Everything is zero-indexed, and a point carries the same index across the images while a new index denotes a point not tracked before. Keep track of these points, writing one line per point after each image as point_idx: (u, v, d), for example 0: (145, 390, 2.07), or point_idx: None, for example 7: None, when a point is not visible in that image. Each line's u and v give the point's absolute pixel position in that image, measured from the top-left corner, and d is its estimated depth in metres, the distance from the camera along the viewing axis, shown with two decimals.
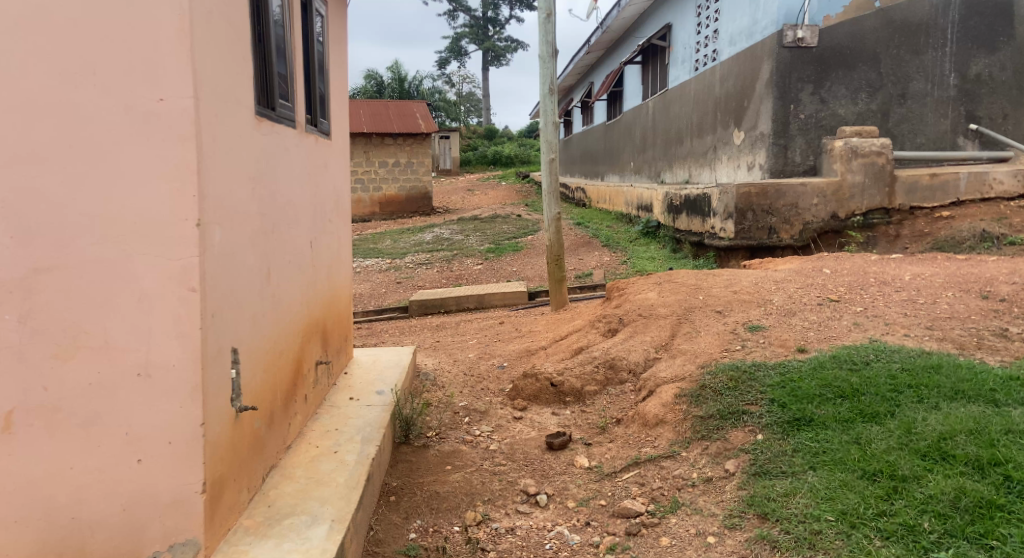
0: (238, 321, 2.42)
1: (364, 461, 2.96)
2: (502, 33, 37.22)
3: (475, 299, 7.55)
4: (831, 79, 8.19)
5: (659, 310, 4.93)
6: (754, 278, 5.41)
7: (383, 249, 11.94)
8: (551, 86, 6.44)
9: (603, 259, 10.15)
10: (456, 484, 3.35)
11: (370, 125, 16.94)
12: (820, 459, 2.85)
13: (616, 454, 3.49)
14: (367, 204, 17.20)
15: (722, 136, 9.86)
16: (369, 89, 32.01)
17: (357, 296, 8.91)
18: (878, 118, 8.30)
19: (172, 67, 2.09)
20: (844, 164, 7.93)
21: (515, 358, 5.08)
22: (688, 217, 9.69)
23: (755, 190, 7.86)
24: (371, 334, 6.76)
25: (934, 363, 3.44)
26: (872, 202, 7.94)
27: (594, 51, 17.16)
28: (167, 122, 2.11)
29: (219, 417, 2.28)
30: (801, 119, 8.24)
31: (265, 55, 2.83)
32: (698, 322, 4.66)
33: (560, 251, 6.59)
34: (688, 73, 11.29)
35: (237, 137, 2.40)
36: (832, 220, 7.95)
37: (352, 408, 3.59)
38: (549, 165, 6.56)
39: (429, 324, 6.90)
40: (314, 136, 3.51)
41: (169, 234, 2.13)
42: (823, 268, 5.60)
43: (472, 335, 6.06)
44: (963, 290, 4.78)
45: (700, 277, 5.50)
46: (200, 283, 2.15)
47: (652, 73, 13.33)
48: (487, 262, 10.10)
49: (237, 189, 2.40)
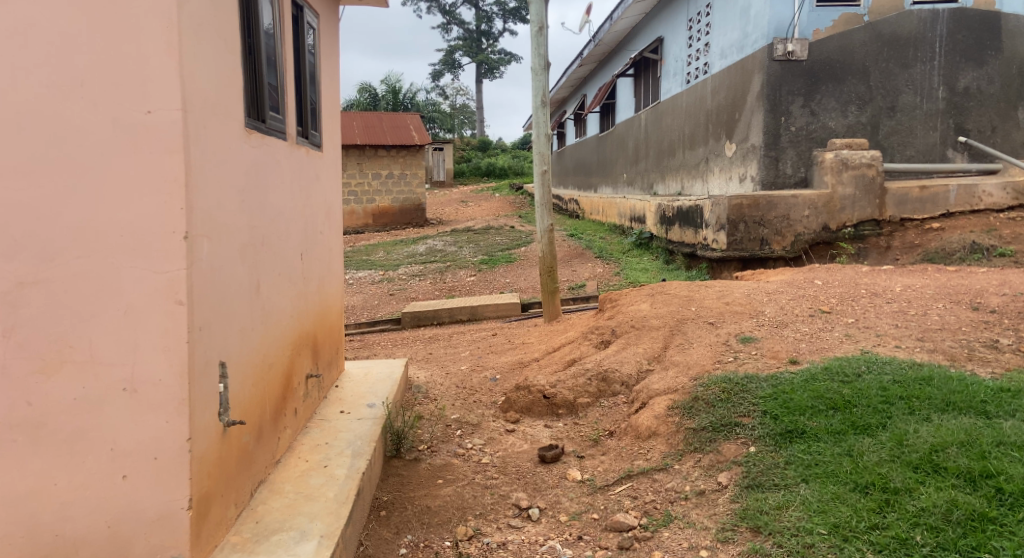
0: (227, 335, 2.40)
1: (354, 475, 2.93)
2: (495, 46, 37.43)
3: (468, 311, 7.53)
4: (820, 92, 8.31)
5: (651, 322, 4.92)
6: (746, 289, 5.42)
7: (376, 261, 11.94)
8: (544, 98, 6.48)
9: (597, 270, 10.17)
10: (447, 499, 3.32)
11: (364, 137, 16.97)
12: (813, 471, 2.84)
13: (609, 467, 3.48)
14: (360, 215, 17.22)
15: (713, 149, 9.94)
16: (363, 101, 32.18)
17: (350, 307, 8.89)
18: (867, 130, 8.40)
19: (160, 79, 2.08)
20: (835, 176, 8.00)
21: (507, 370, 5.06)
22: (681, 228, 9.75)
23: (747, 202, 7.91)
24: (364, 346, 6.73)
25: (926, 376, 3.44)
26: (863, 214, 8.02)
27: (587, 64, 17.23)
28: (155, 134, 2.09)
29: (206, 432, 2.25)
30: (792, 131, 8.35)
31: (257, 66, 2.83)
32: (690, 333, 4.66)
33: (553, 262, 6.59)
34: (680, 86, 11.37)
35: (225, 149, 2.39)
36: (823, 231, 8.01)
37: (342, 422, 3.56)
38: (541, 177, 6.57)
39: (422, 335, 6.89)
40: (305, 148, 3.50)
41: (157, 247, 2.11)
42: (815, 279, 5.61)
43: (465, 347, 6.03)
44: (953, 302, 4.80)
45: (693, 289, 5.50)
46: (187, 296, 2.13)
47: (644, 86, 13.39)
48: (480, 273, 10.11)
49: (226, 202, 2.39)
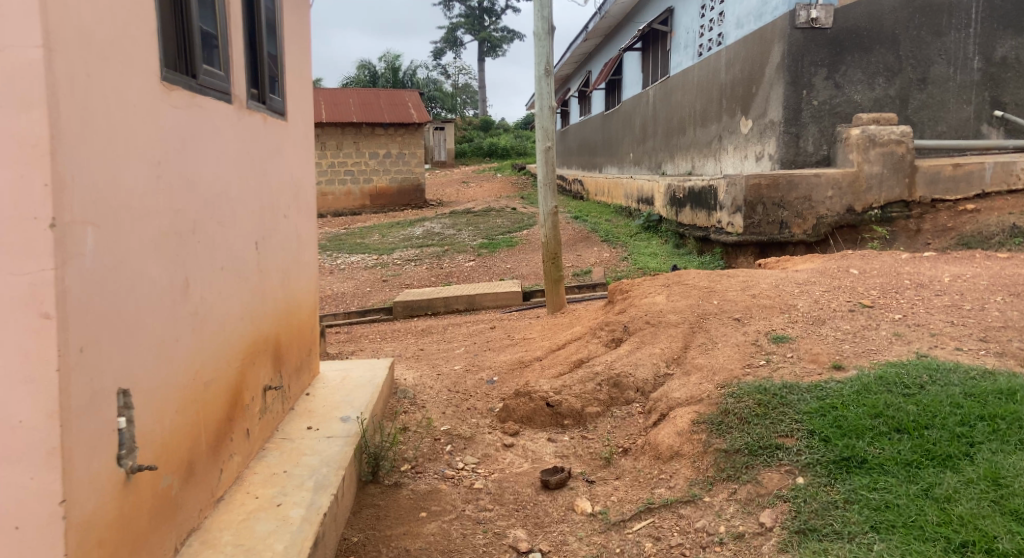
0: (133, 351, 1.84)
1: (313, 518, 2.35)
2: (498, 24, 36.56)
3: (465, 300, 6.96)
4: (846, 63, 7.83)
5: (669, 318, 4.35)
6: (773, 279, 4.85)
7: (371, 244, 11.38)
8: (546, 68, 5.86)
9: (603, 254, 9.61)
10: (430, 539, 2.77)
11: (360, 115, 16.38)
12: (884, 518, 2.31)
13: (625, 496, 2.94)
14: (357, 196, 16.64)
15: (727, 125, 9.38)
16: (363, 78, 31.50)
17: (340, 295, 8.33)
18: (897, 104, 7.96)
19: (14, 5, 1.51)
20: (861, 153, 7.49)
21: (506, 372, 4.48)
22: (692, 210, 9.21)
23: (766, 181, 7.53)
24: (350, 338, 6.15)
25: (1007, 388, 2.88)
26: (891, 194, 7.49)
27: (593, 38, 16.57)
28: (6, 82, 1.52)
29: (95, 487, 1.68)
30: (814, 105, 7.87)
31: (185, 6, 2.22)
32: (714, 331, 4.13)
33: (557, 249, 6.06)
34: (691, 59, 10.74)
35: (124, 107, 1.81)
36: (848, 213, 7.54)
37: (308, 441, 2.99)
38: (545, 154, 5.98)
39: (415, 327, 6.32)
40: (259, 115, 2.91)
41: (11, 238, 1.55)
42: (850, 268, 5.00)
43: (460, 342, 5.46)
44: (1014, 294, 4.21)
45: (714, 278, 4.93)
46: (58, 306, 1.56)
47: (653, 59, 12.75)
48: (479, 258, 9.55)
49: (127, 177, 1.82)
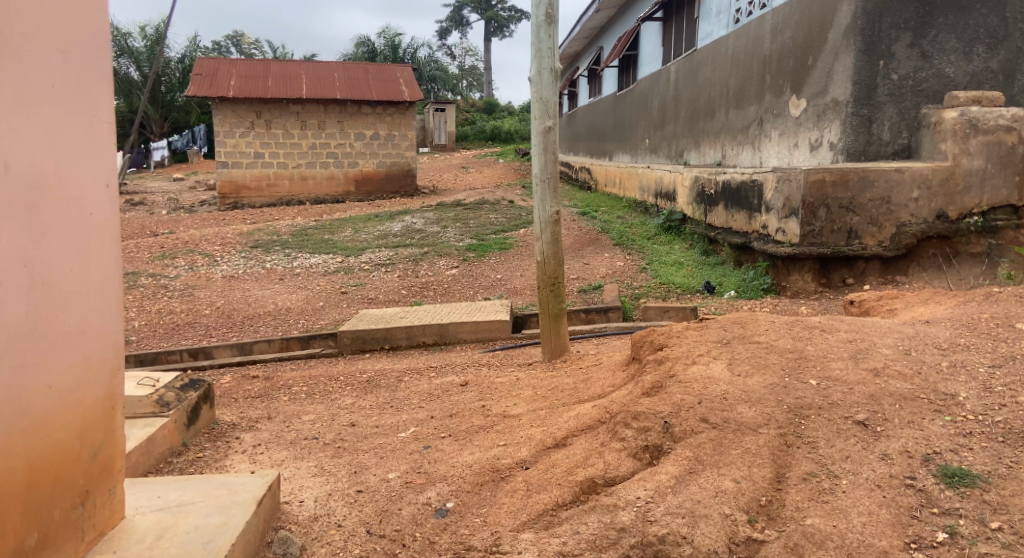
0: None
1: None
2: (505, 2, 34.61)
3: (435, 331, 5.22)
4: (937, 26, 5.97)
5: (742, 415, 2.57)
6: (895, 338, 3.06)
7: (340, 241, 9.58)
8: (548, 12, 4.05)
9: (616, 262, 7.84)
10: None
11: (343, 90, 14.55)
12: None
13: None
14: (340, 181, 14.86)
15: (771, 107, 7.54)
16: (360, 55, 29.54)
17: (284, 312, 6.56)
18: (1000, 80, 6.12)
19: None
20: (959, 142, 5.62)
21: (467, 490, 2.70)
22: (727, 210, 7.41)
23: (832, 176, 5.67)
24: (268, 389, 4.41)
25: None
26: (995, 197, 5.74)
27: (605, 9, 14.68)
28: None
29: None
30: (894, 80, 5.96)
31: None
32: (826, 450, 2.37)
33: (558, 271, 4.29)
34: (724, 28, 8.88)
35: None
36: (939, 221, 5.76)
37: None
38: (543, 137, 4.17)
39: (362, 373, 4.57)
40: None
41: None
42: (1012, 317, 3.21)
43: (412, 411, 3.71)
44: None
45: (800, 334, 3.16)
46: None
47: (676, 29, 10.87)
48: (465, 263, 7.78)
49: None
